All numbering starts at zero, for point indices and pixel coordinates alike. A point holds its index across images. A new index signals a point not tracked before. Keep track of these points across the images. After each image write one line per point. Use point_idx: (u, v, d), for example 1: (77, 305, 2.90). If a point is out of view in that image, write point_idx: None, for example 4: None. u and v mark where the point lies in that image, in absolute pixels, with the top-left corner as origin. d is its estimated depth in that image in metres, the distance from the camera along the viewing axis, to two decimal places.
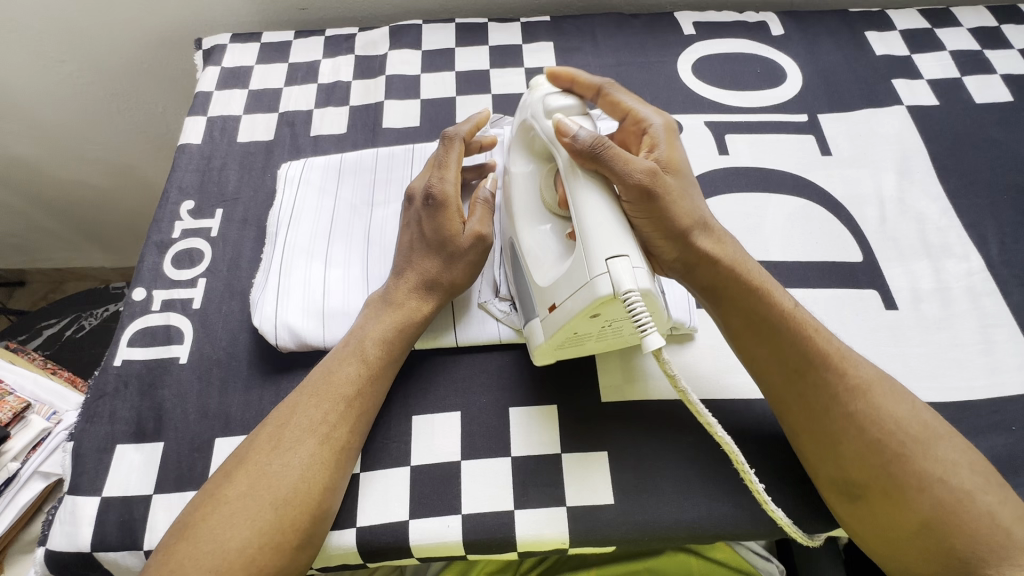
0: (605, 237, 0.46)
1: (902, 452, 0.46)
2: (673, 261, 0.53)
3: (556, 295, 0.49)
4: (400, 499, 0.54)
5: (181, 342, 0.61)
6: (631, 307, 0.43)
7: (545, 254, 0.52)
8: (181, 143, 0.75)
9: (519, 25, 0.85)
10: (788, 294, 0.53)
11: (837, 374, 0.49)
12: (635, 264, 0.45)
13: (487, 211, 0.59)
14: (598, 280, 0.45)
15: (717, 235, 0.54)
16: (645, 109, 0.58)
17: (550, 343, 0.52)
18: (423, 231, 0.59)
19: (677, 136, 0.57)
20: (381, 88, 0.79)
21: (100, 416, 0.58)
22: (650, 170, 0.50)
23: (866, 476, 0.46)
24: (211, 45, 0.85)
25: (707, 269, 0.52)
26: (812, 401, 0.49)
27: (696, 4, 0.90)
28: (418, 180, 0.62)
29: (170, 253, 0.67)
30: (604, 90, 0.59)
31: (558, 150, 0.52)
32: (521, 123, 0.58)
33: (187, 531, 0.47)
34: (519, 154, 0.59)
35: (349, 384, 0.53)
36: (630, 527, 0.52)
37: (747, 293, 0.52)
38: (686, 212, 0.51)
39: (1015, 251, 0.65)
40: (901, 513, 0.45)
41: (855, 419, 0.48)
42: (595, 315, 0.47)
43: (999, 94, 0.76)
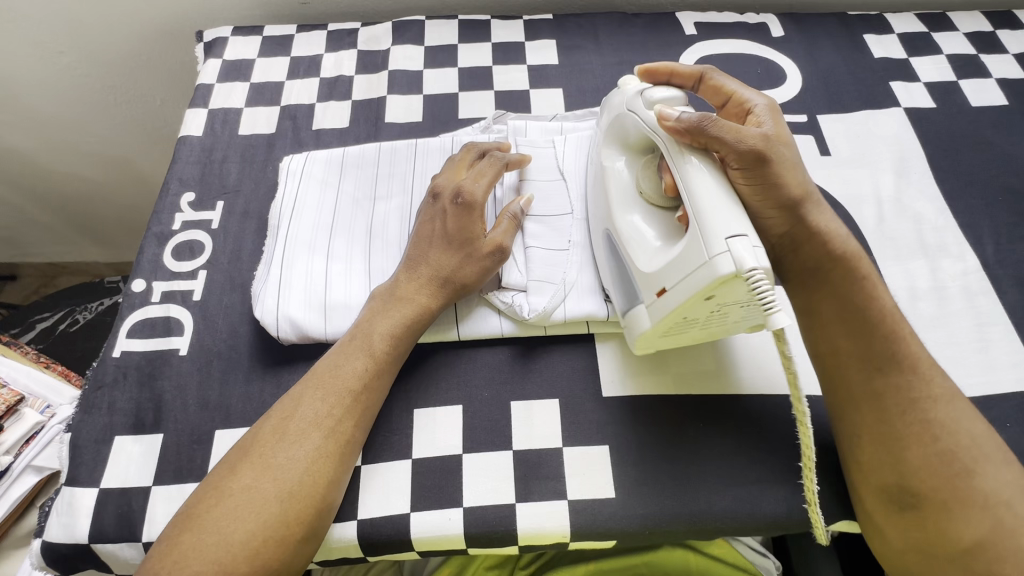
0: (718, 217, 0.45)
1: (971, 467, 0.47)
2: (780, 236, 0.53)
3: (667, 279, 0.48)
4: (401, 492, 0.54)
5: (181, 334, 0.61)
6: (754, 285, 0.42)
7: (648, 241, 0.53)
8: (182, 136, 0.75)
9: (522, 22, 0.86)
10: (890, 295, 0.53)
11: (922, 381, 0.50)
12: (754, 243, 0.44)
13: (513, 225, 0.60)
14: (719, 259, 0.43)
15: (823, 209, 0.53)
16: (748, 92, 0.57)
17: (658, 328, 0.51)
18: (445, 226, 0.59)
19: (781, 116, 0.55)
20: (383, 82, 0.79)
21: (99, 407, 0.58)
22: (762, 138, 0.50)
23: (927, 486, 0.47)
24: (213, 37, 0.85)
25: (815, 245, 0.52)
26: (885, 402, 0.49)
27: (697, 5, 0.91)
28: (443, 178, 0.62)
29: (170, 245, 0.67)
30: (706, 76, 0.58)
31: (659, 132, 0.52)
32: (611, 118, 0.59)
33: (191, 523, 0.46)
34: (609, 145, 0.59)
35: (356, 378, 0.53)
36: (631, 519, 0.52)
37: (851, 275, 0.52)
38: (796, 181, 0.51)
39: (1009, 251, 0.66)
40: (951, 528, 0.46)
41: (932, 427, 0.48)
42: (708, 298, 0.46)
43: (994, 98, 0.78)
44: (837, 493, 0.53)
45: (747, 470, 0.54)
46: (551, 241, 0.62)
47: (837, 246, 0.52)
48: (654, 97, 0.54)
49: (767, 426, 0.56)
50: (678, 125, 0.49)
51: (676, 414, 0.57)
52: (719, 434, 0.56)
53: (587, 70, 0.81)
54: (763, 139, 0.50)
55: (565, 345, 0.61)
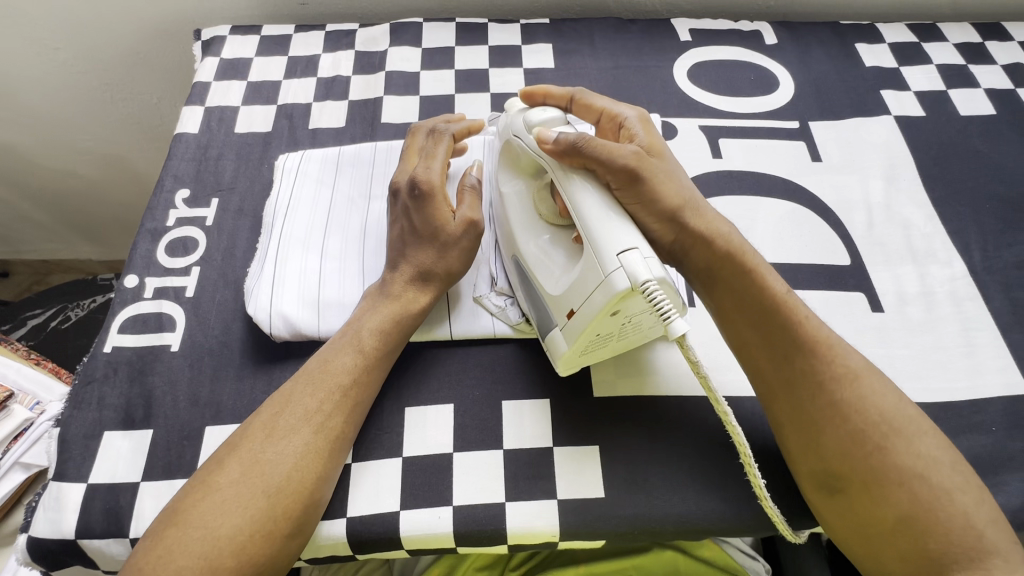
0: (610, 235, 0.46)
1: (881, 444, 0.47)
2: (670, 242, 0.55)
3: (572, 301, 0.49)
4: (391, 490, 0.54)
5: (173, 330, 0.61)
6: (651, 296, 0.44)
7: (553, 260, 0.54)
8: (178, 132, 0.75)
9: (519, 26, 0.86)
10: (779, 279, 0.54)
11: (823, 360, 0.50)
12: (646, 254, 0.46)
13: (475, 198, 0.61)
14: (614, 275, 0.45)
15: (703, 211, 0.56)
16: (619, 107, 0.60)
17: (574, 350, 0.51)
18: (411, 221, 0.59)
19: (652, 125, 0.59)
20: (380, 83, 0.80)
21: (88, 403, 0.57)
22: (635, 156, 0.53)
23: (847, 467, 0.47)
24: (211, 36, 0.85)
25: (701, 247, 0.55)
26: (795, 387, 0.50)
27: (693, 12, 0.92)
28: (400, 172, 0.63)
29: (164, 241, 0.67)
30: (576, 97, 0.60)
31: (543, 155, 0.54)
32: (504, 142, 0.59)
33: (177, 517, 0.46)
34: (506, 171, 0.61)
35: (346, 373, 0.53)
36: (621, 521, 0.52)
37: (740, 273, 0.54)
38: (671, 192, 0.54)
39: (997, 258, 0.67)
40: (876, 506, 0.46)
41: (841, 408, 0.49)
42: (615, 312, 0.47)
43: (982, 107, 0.79)
44: None
45: (734, 471, 0.55)
46: None
47: (721, 246, 0.54)
48: (532, 119, 0.55)
49: (758, 424, 0.56)
50: (557, 148, 0.52)
51: (664, 411, 0.57)
52: (709, 432, 0.56)
53: (583, 74, 0.81)
54: (637, 155, 0.53)
55: None
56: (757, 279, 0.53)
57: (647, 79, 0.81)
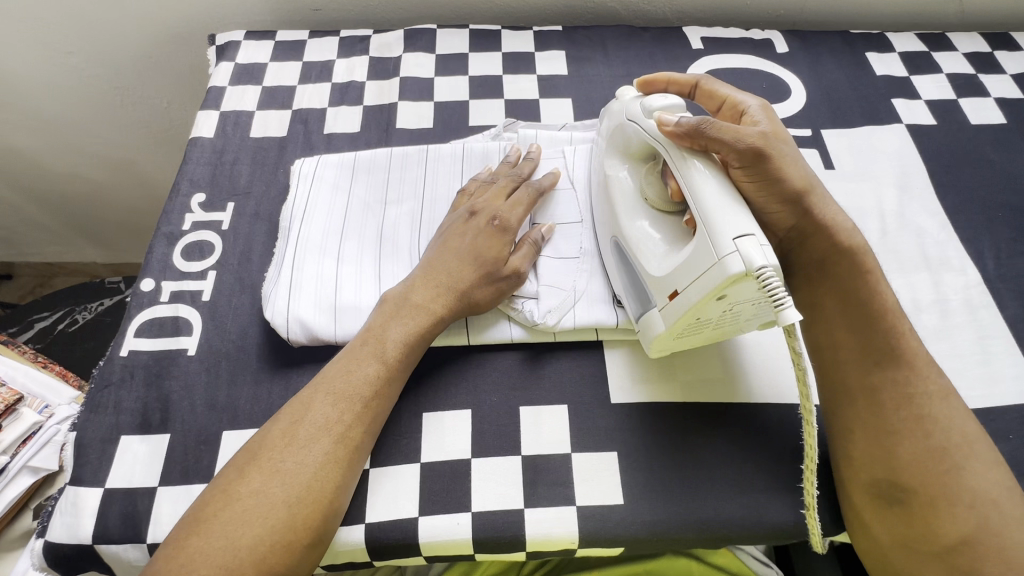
0: (728, 218, 0.46)
1: (958, 464, 0.48)
2: (787, 229, 0.54)
3: (679, 282, 0.49)
4: (410, 496, 0.53)
5: (189, 334, 0.61)
6: (765, 282, 0.43)
7: (655, 245, 0.54)
8: (193, 136, 0.75)
9: (532, 34, 0.87)
10: (891, 290, 0.54)
11: (918, 375, 0.51)
12: (762, 242, 0.45)
13: (533, 251, 0.61)
14: (729, 259, 0.44)
15: (826, 200, 0.54)
16: (743, 95, 0.59)
17: (671, 331, 0.52)
18: (475, 241, 0.59)
19: (774, 113, 0.57)
20: (395, 89, 0.80)
21: (105, 407, 0.57)
22: (760, 135, 0.51)
23: (917, 480, 0.48)
24: (225, 41, 0.85)
25: (821, 237, 0.53)
26: (879, 396, 0.51)
27: (703, 21, 0.93)
28: (482, 199, 0.63)
29: (180, 245, 0.67)
30: (701, 83, 0.61)
31: (660, 139, 0.53)
32: (616, 125, 0.60)
33: (198, 526, 0.46)
34: (611, 154, 0.61)
35: (367, 384, 0.53)
36: (640, 527, 0.52)
37: (854, 275, 0.53)
38: (797, 174, 0.52)
39: (1010, 266, 0.67)
40: (941, 524, 0.47)
41: (926, 423, 0.50)
42: (721, 298, 0.47)
43: (992, 116, 0.79)
44: None
45: (754, 478, 0.54)
46: (562, 248, 0.63)
47: (843, 241, 0.53)
48: (653, 104, 0.55)
49: (774, 434, 0.56)
50: (679, 130, 0.51)
51: (681, 419, 0.57)
52: (729, 442, 0.56)
53: (595, 82, 0.82)
54: (761, 135, 0.51)
55: (573, 351, 0.61)
56: (871, 282, 0.53)
57: None
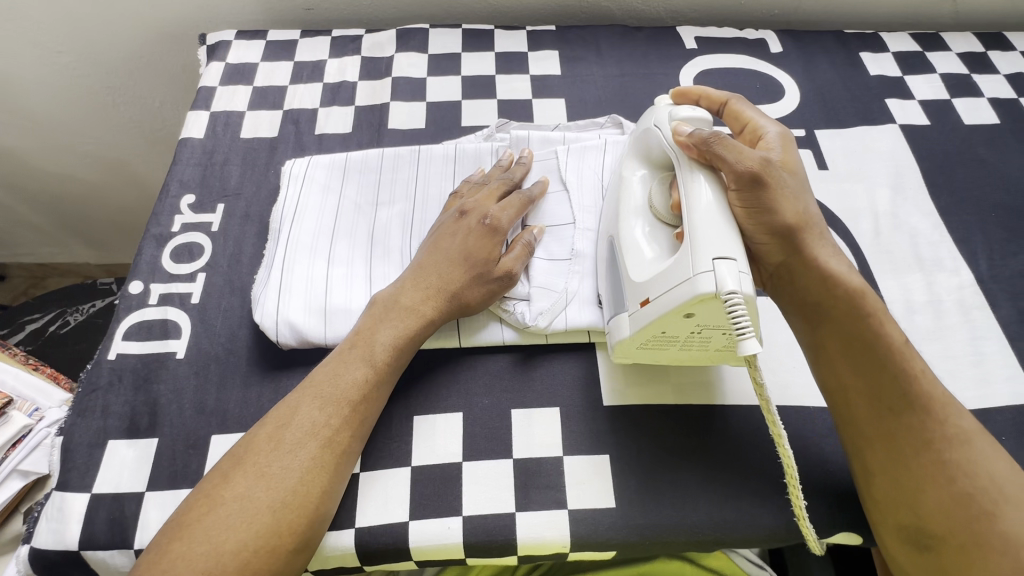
0: (714, 238, 0.46)
1: (990, 510, 0.45)
2: (775, 262, 0.54)
3: (652, 289, 0.49)
4: (401, 500, 0.53)
5: (178, 337, 0.60)
6: (731, 309, 0.43)
7: (643, 249, 0.53)
8: (183, 137, 0.75)
9: (525, 34, 0.86)
10: (898, 330, 0.52)
11: (934, 421, 0.48)
12: (741, 268, 0.45)
13: (526, 252, 0.60)
14: (702, 277, 0.45)
15: (820, 243, 0.54)
16: (766, 121, 0.59)
17: (637, 338, 0.52)
18: (466, 242, 0.59)
19: (792, 145, 0.57)
20: (387, 89, 0.79)
21: (92, 411, 0.57)
22: (761, 161, 0.51)
23: (943, 527, 0.46)
24: (216, 41, 0.85)
25: (811, 276, 0.53)
26: (895, 441, 0.49)
27: (697, 20, 0.93)
28: (472, 199, 0.63)
29: (169, 247, 0.66)
30: (730, 103, 0.60)
31: (672, 146, 0.53)
32: (641, 130, 0.58)
33: (181, 531, 0.45)
34: (632, 157, 0.59)
35: (355, 388, 0.52)
36: (633, 530, 0.52)
37: (853, 316, 0.52)
38: (792, 209, 0.52)
39: (1003, 267, 0.67)
40: (974, 571, 0.44)
41: (946, 467, 0.47)
42: (688, 315, 0.47)
43: (986, 116, 0.79)
44: (837, 502, 0.54)
45: (747, 481, 0.54)
46: (553, 250, 0.63)
47: (838, 287, 0.52)
48: (682, 113, 0.54)
49: (767, 435, 0.56)
50: (688, 140, 0.51)
51: (672, 421, 0.57)
52: (722, 445, 0.56)
53: (589, 81, 0.81)
54: (764, 163, 0.51)
55: (565, 353, 0.61)
56: (872, 322, 0.51)
57: (653, 86, 0.81)
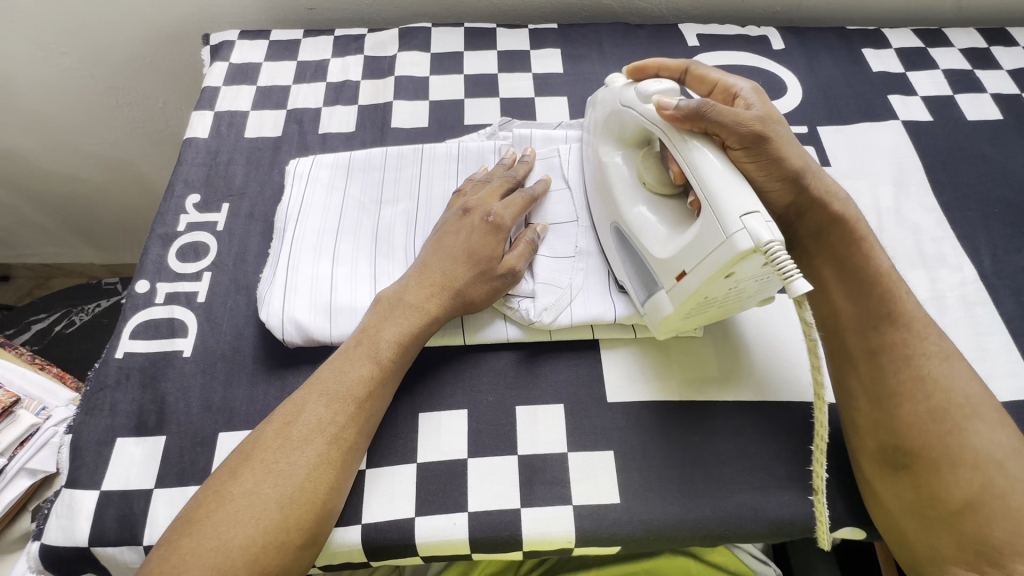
0: (734, 197, 0.46)
1: (960, 425, 0.49)
2: (785, 206, 0.57)
3: (686, 262, 0.49)
4: (407, 496, 0.53)
5: (185, 335, 0.61)
6: (774, 257, 0.44)
7: (659, 223, 0.54)
8: (188, 137, 0.75)
9: (527, 32, 0.87)
10: (885, 256, 0.56)
11: (915, 337, 0.52)
12: (768, 218, 0.45)
13: (530, 249, 0.60)
14: (737, 236, 0.45)
15: (823, 176, 0.57)
16: (733, 78, 0.59)
17: (680, 312, 0.52)
18: (470, 239, 0.59)
19: (766, 99, 0.58)
20: (389, 88, 0.80)
21: (100, 409, 0.57)
22: (758, 119, 0.52)
23: (920, 443, 0.49)
24: (219, 41, 0.85)
25: (818, 210, 0.56)
26: (880, 359, 0.52)
27: (699, 18, 0.93)
28: (475, 198, 0.63)
29: (175, 246, 0.67)
30: (691, 69, 0.61)
31: (658, 122, 0.54)
32: (612, 111, 0.60)
33: (190, 527, 0.46)
34: (607, 141, 0.61)
35: (362, 384, 0.53)
36: (637, 525, 0.52)
37: (848, 242, 0.56)
38: (794, 154, 0.54)
39: (1006, 262, 0.67)
40: (944, 486, 0.47)
41: (924, 383, 0.51)
42: (729, 276, 0.47)
43: (989, 112, 0.79)
44: (842, 499, 0.54)
45: (750, 476, 0.54)
46: (557, 247, 0.63)
47: (837, 210, 0.56)
48: (649, 89, 0.55)
49: (770, 432, 0.56)
50: (677, 114, 0.51)
51: (674, 417, 0.57)
52: (726, 441, 0.56)
53: (591, 79, 0.82)
54: (759, 119, 0.52)
55: (569, 350, 0.61)
56: (864, 246, 0.56)
57: None
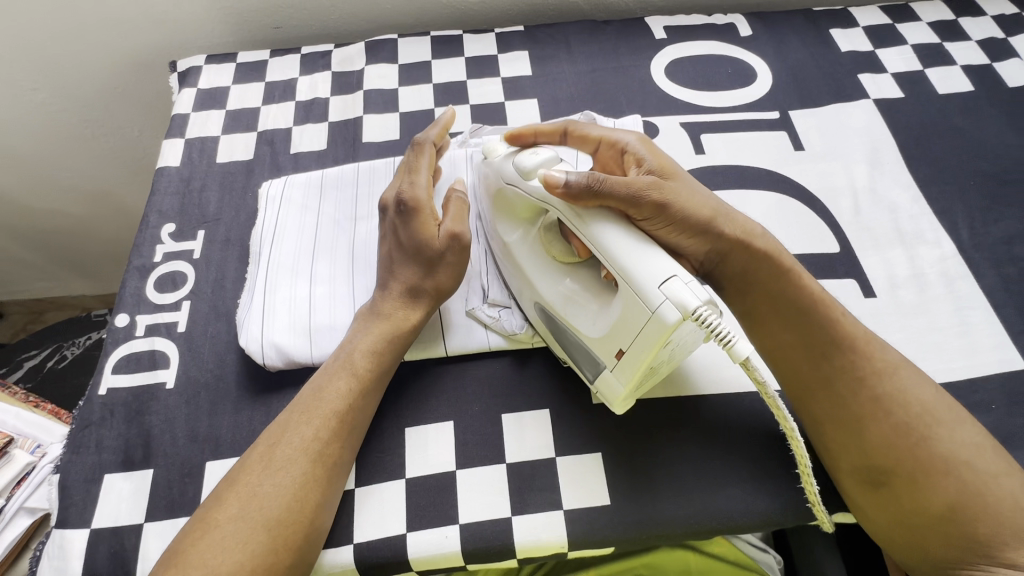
0: (648, 267, 0.46)
1: (925, 434, 0.49)
2: (705, 256, 0.54)
3: (620, 341, 0.49)
4: (397, 512, 0.53)
5: (167, 367, 0.61)
6: (705, 322, 0.43)
7: (585, 301, 0.53)
8: (159, 167, 0.75)
9: (494, 36, 0.86)
10: (814, 280, 0.55)
11: (862, 357, 0.52)
12: (687, 279, 0.45)
13: (462, 207, 0.60)
14: (663, 309, 0.44)
15: (734, 216, 0.54)
16: (616, 132, 0.59)
17: (629, 390, 0.52)
18: (399, 238, 0.59)
19: (653, 145, 0.58)
20: (359, 103, 0.80)
21: (87, 446, 0.57)
22: (652, 183, 0.50)
23: (890, 459, 0.49)
24: (186, 67, 0.85)
25: (738, 254, 0.53)
26: (833, 385, 0.52)
27: (666, 9, 0.93)
28: (388, 190, 0.62)
29: (152, 277, 0.66)
30: (570, 129, 0.59)
31: (551, 199, 0.52)
32: (495, 191, 0.58)
33: (177, 558, 0.46)
34: (502, 221, 0.60)
35: (341, 399, 0.53)
36: (628, 526, 0.52)
37: (776, 281, 0.53)
38: (699, 205, 0.52)
39: (985, 235, 0.67)
40: (926, 497, 0.47)
41: (882, 401, 0.50)
42: (666, 344, 0.47)
43: (960, 84, 0.79)
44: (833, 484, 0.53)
45: (737, 470, 0.54)
46: None
47: (758, 248, 0.53)
48: (526, 165, 0.53)
49: (756, 424, 0.56)
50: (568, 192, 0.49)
51: (661, 415, 0.57)
52: (710, 436, 0.56)
53: (561, 79, 0.81)
54: (653, 181, 0.51)
55: (551, 354, 0.61)
56: (794, 279, 0.54)
57: (624, 79, 0.81)
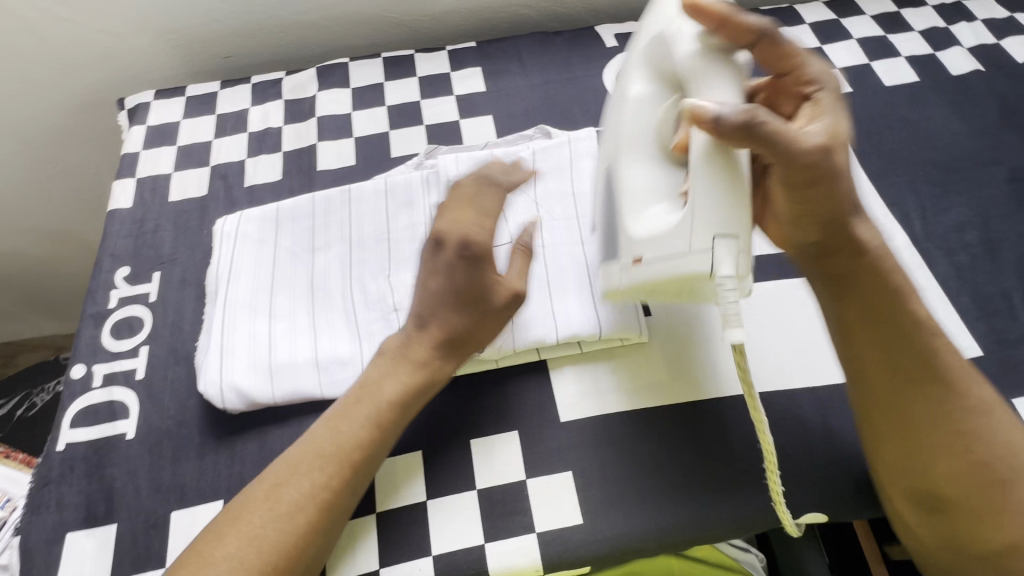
0: (713, 208, 0.45)
1: (1004, 475, 0.46)
2: (808, 240, 0.49)
3: (647, 248, 0.48)
4: (369, 549, 0.53)
5: (127, 417, 0.59)
6: (725, 289, 0.45)
7: (647, 195, 0.50)
8: (111, 209, 0.73)
9: (446, 54, 0.86)
10: (921, 300, 0.50)
11: (957, 393, 0.48)
12: (738, 247, 0.45)
13: (526, 261, 0.57)
14: (699, 257, 0.45)
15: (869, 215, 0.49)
16: (813, 61, 0.50)
17: (622, 291, 0.52)
18: (452, 284, 0.54)
19: (840, 100, 0.50)
20: (313, 130, 0.79)
21: (47, 505, 0.56)
22: (821, 150, 0.44)
23: (958, 493, 0.46)
24: (135, 103, 0.83)
25: (864, 249, 0.48)
26: (915, 413, 0.48)
27: (616, 17, 0.93)
28: (445, 223, 0.56)
29: (108, 324, 0.65)
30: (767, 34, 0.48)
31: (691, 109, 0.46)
32: (657, 38, 0.52)
33: None
34: (645, 69, 0.54)
35: (355, 446, 0.51)
36: (602, 544, 0.52)
37: (886, 289, 0.48)
38: (847, 190, 0.46)
39: (936, 224, 0.68)
40: (987, 534, 0.46)
41: (968, 438, 0.47)
42: (680, 286, 0.48)
43: (905, 75, 0.80)
44: (799, 487, 0.54)
45: (706, 478, 0.55)
46: None
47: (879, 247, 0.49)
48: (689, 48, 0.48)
49: (724, 431, 0.56)
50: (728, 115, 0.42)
51: (629, 429, 0.57)
52: (678, 447, 0.56)
53: (515, 94, 0.81)
54: (827, 146, 0.45)
55: (516, 375, 0.60)
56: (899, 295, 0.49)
57: (577, 90, 0.81)
